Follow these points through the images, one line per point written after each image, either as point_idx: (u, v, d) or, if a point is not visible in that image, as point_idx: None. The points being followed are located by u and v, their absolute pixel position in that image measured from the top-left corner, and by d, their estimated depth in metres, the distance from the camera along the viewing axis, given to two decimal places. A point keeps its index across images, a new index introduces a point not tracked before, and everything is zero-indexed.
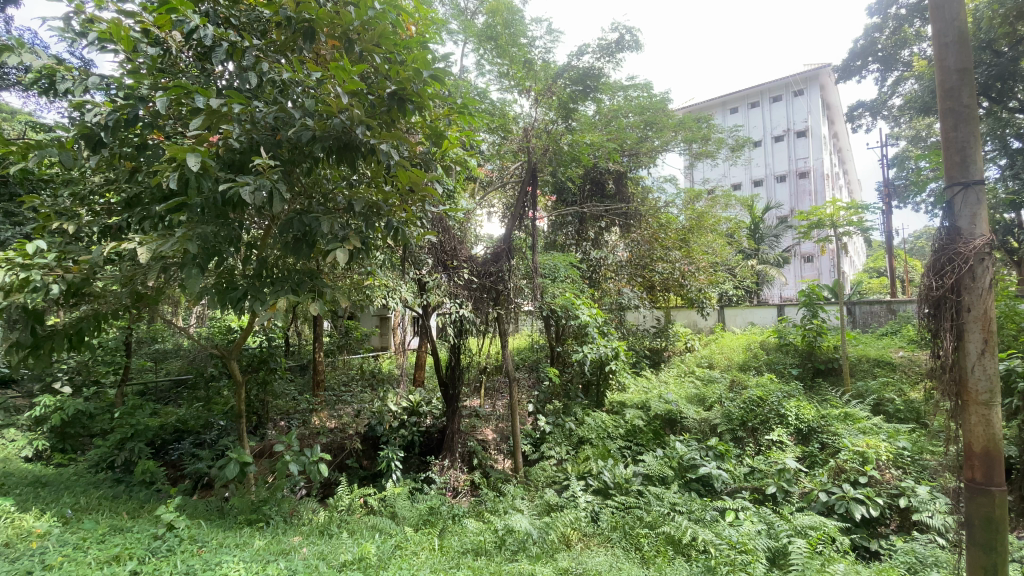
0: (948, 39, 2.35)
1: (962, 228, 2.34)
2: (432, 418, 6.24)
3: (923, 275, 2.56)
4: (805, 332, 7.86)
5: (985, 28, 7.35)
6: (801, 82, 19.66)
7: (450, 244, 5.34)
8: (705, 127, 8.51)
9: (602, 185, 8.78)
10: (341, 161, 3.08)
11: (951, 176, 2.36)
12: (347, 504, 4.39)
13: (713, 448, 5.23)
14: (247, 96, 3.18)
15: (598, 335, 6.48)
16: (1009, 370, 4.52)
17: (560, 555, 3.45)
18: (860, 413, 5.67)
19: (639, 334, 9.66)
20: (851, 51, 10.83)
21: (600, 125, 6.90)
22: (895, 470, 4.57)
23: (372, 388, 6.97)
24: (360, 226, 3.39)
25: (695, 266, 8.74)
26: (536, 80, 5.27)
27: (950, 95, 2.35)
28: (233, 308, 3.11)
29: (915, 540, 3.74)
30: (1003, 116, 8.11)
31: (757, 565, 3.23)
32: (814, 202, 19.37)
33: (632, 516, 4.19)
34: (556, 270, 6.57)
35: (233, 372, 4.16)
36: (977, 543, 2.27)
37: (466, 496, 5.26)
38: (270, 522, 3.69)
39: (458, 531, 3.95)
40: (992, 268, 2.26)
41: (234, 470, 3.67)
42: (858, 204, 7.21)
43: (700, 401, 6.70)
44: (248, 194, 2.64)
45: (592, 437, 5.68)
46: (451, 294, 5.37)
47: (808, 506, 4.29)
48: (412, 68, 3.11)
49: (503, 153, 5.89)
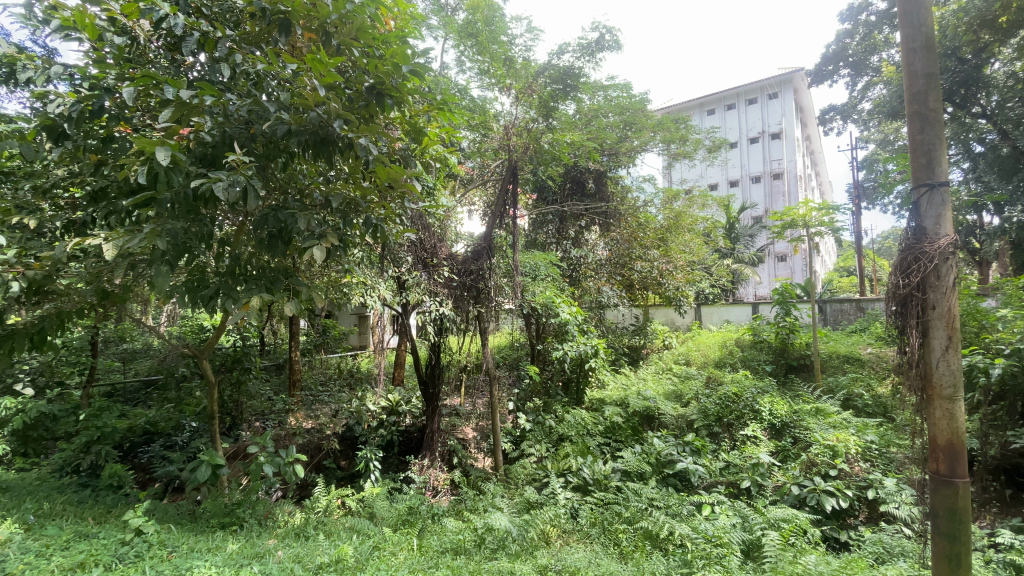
0: (916, 45, 2.41)
1: (927, 228, 2.42)
2: (412, 418, 6.17)
3: (890, 275, 2.64)
4: (779, 329, 8.04)
5: (951, 36, 7.70)
6: (775, 85, 20.13)
7: (430, 242, 5.26)
8: (682, 128, 8.68)
9: (582, 184, 8.89)
10: (318, 156, 3.02)
11: (918, 178, 2.42)
12: (324, 506, 4.33)
13: (690, 444, 5.31)
14: (219, 88, 3.10)
15: (579, 333, 6.56)
16: (971, 366, 4.79)
17: (540, 553, 3.46)
18: (831, 408, 5.82)
19: (618, 332, 9.76)
20: (823, 56, 11.29)
21: (580, 125, 6.83)
22: (863, 463, 4.71)
23: (350, 387, 6.92)
24: (337, 223, 3.33)
25: (672, 265, 8.86)
26: (517, 77, 5.29)
27: (916, 99, 2.42)
28: (204, 306, 3.03)
29: (883, 530, 3.87)
30: (966, 122, 8.58)
31: (732, 558, 3.28)
32: (787, 203, 19.83)
33: (610, 512, 4.24)
34: (536, 269, 6.58)
35: (205, 372, 4.01)
36: (942, 534, 2.34)
37: (446, 496, 5.25)
38: (244, 525, 3.62)
39: (437, 530, 3.92)
40: (955, 267, 2.34)
41: (206, 473, 3.56)
42: (829, 205, 7.32)
43: (677, 397, 6.79)
44: (221, 190, 2.56)
45: (571, 434, 5.74)
46: (431, 292, 5.34)
47: (781, 499, 4.39)
48: (391, 62, 3.07)
49: (483, 151, 5.82)
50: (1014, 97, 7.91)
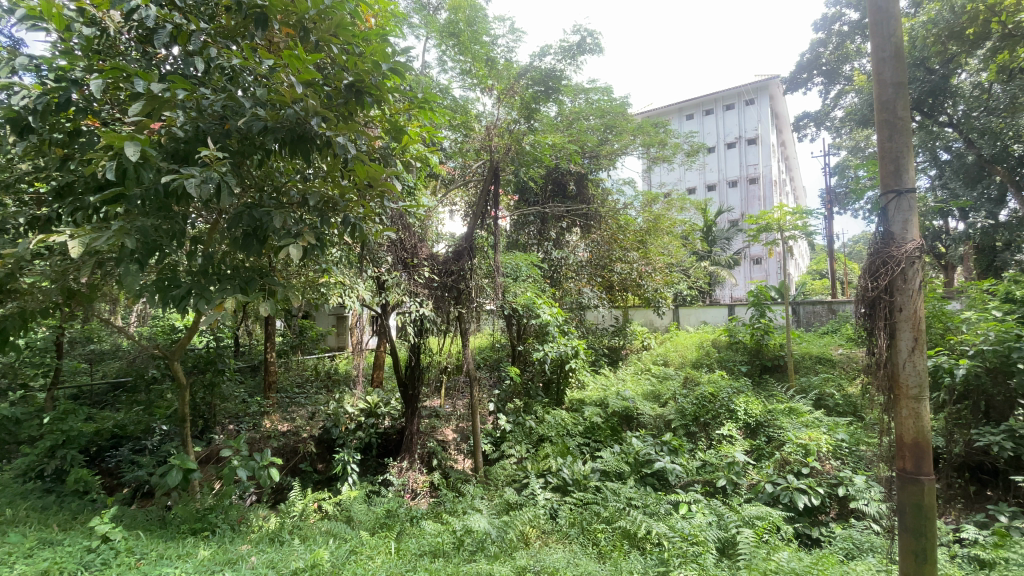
0: (886, 54, 2.47)
1: (895, 233, 2.48)
2: (391, 419, 6.08)
3: (859, 278, 2.71)
4: (753, 330, 8.19)
5: (920, 47, 7.97)
6: (752, 91, 20.57)
7: (410, 242, 5.26)
8: (662, 132, 8.83)
9: (563, 185, 8.91)
10: (295, 154, 2.96)
11: (886, 184, 2.48)
12: (300, 510, 4.25)
13: (667, 444, 5.37)
14: (193, 82, 3.02)
15: (559, 334, 6.58)
16: (937, 366, 4.98)
17: (519, 554, 3.45)
18: (803, 407, 5.96)
19: (598, 333, 9.82)
20: (798, 64, 11.61)
21: (561, 127, 6.91)
22: (835, 460, 4.83)
23: (328, 389, 6.86)
24: (314, 222, 3.27)
25: (651, 266, 8.97)
26: (499, 78, 5.28)
27: (886, 107, 2.48)
28: (175, 307, 2.93)
29: (853, 527, 3.98)
30: (934, 130, 8.93)
31: (708, 556, 3.32)
32: (762, 207, 20.30)
33: (589, 512, 4.26)
34: (517, 270, 6.58)
35: (176, 374, 3.90)
36: (909, 530, 2.40)
37: (425, 498, 5.23)
38: (216, 531, 3.52)
39: (416, 532, 3.89)
40: (921, 270, 2.41)
41: (176, 478, 3.45)
42: (802, 209, 7.52)
43: (655, 397, 6.88)
44: (193, 187, 2.49)
45: (551, 435, 5.76)
46: (411, 293, 5.28)
47: (755, 497, 4.48)
48: (371, 60, 3.01)
49: (464, 152, 5.80)
50: (979, 106, 8.32)
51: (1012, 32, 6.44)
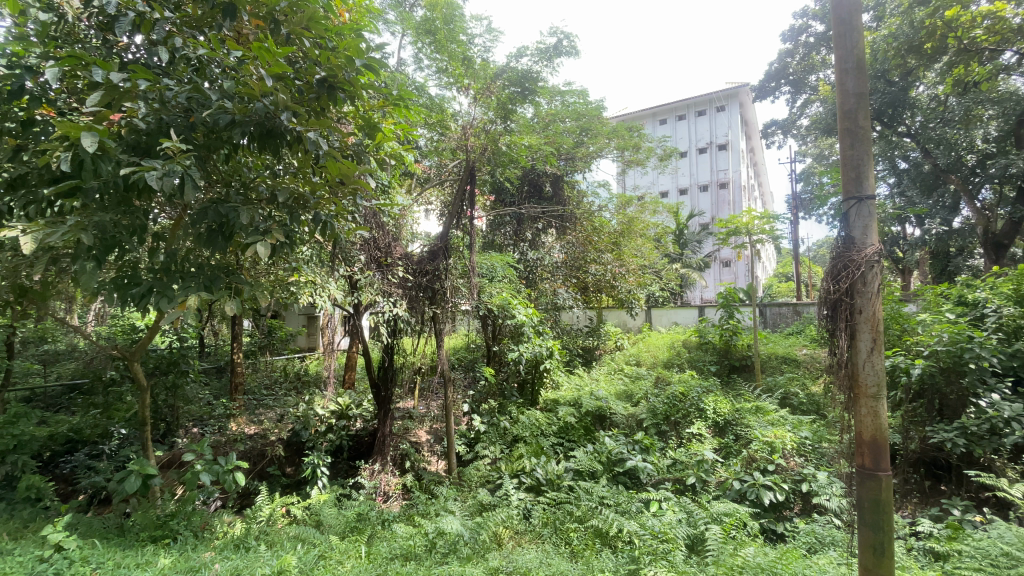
0: (848, 66, 2.54)
1: (855, 238, 2.57)
2: (363, 421, 5.98)
3: (822, 281, 2.80)
4: (722, 331, 8.39)
5: (882, 59, 8.31)
6: (723, 98, 21.08)
7: (384, 240, 5.16)
8: (635, 136, 9.04)
9: (539, 186, 8.95)
10: (265, 149, 2.88)
11: (847, 191, 2.56)
12: (267, 515, 4.15)
13: (639, 443, 5.44)
14: (156, 73, 2.92)
15: (534, 334, 6.60)
16: (894, 366, 5.19)
17: (491, 555, 3.44)
18: (769, 406, 6.12)
19: (573, 333, 9.87)
20: (766, 72, 11.98)
21: (538, 129, 6.99)
22: (798, 457, 4.98)
23: (298, 391, 6.70)
24: (283, 218, 3.19)
25: (625, 268, 9.11)
26: (475, 78, 5.24)
27: (848, 117, 2.55)
28: (134, 305, 2.81)
29: (815, 521, 4.12)
30: (893, 140, 9.35)
31: (677, 553, 3.37)
32: (732, 211, 20.86)
33: (562, 511, 4.29)
34: (493, 270, 6.58)
35: (136, 376, 3.74)
36: (867, 524, 2.48)
37: (397, 501, 5.17)
38: (178, 539, 3.39)
39: (387, 536, 3.83)
40: (880, 274, 2.50)
41: (135, 484, 3.30)
42: (770, 214, 7.74)
43: (627, 396, 6.97)
44: (155, 180, 2.40)
45: (526, 435, 5.76)
46: (385, 292, 5.19)
47: (723, 494, 4.59)
48: (344, 55, 2.95)
49: (440, 151, 5.74)
50: (935, 118, 8.76)
51: (968, 47, 6.94)
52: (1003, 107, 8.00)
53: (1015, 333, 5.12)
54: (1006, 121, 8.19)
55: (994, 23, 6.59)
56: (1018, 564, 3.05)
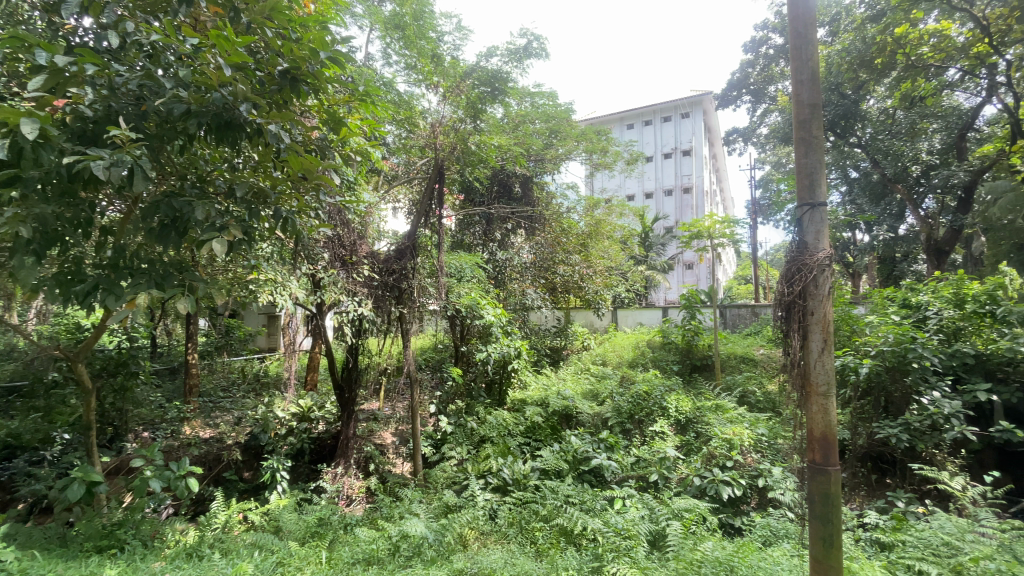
0: (803, 77, 2.64)
1: (808, 243, 2.67)
2: (326, 424, 5.83)
3: (778, 283, 2.90)
4: (685, 332, 8.61)
5: (835, 72, 8.73)
6: (688, 105, 21.66)
7: (349, 238, 5.00)
8: (604, 139, 9.19)
9: (508, 187, 8.97)
10: (222, 142, 2.76)
11: (802, 198, 2.65)
12: (222, 522, 4.00)
13: (604, 441, 5.52)
14: (106, 58, 2.76)
15: (502, 334, 6.62)
16: (844, 365, 5.44)
17: (456, 557, 3.42)
18: (729, 404, 6.31)
19: (541, 333, 9.88)
20: (729, 82, 12.38)
21: (508, 129, 7.03)
22: (755, 453, 5.15)
23: (257, 393, 6.47)
24: (241, 214, 3.07)
25: (592, 270, 9.28)
26: (445, 76, 5.17)
27: (803, 126, 2.65)
28: (78, 304, 2.66)
29: (771, 515, 4.27)
30: (845, 150, 9.81)
31: (639, 549, 3.44)
32: (694, 215, 21.46)
33: (528, 510, 4.31)
34: (461, 270, 6.57)
35: (81, 378, 3.54)
36: (818, 517, 2.56)
37: (360, 504, 5.08)
38: (125, 549, 3.22)
39: (349, 540, 3.74)
40: (831, 277, 2.61)
41: (78, 492, 3.11)
42: (731, 218, 7.98)
43: (593, 395, 7.06)
44: (101, 171, 2.26)
45: (493, 436, 5.75)
46: (349, 291, 5.07)
47: (684, 490, 4.71)
48: (308, 47, 2.86)
49: (408, 148, 5.65)
50: (883, 130, 9.28)
51: (915, 63, 7.34)
52: (946, 121, 8.85)
53: (953, 334, 5.57)
54: (948, 135, 8.94)
55: (939, 42, 7.14)
56: (956, 553, 3.28)
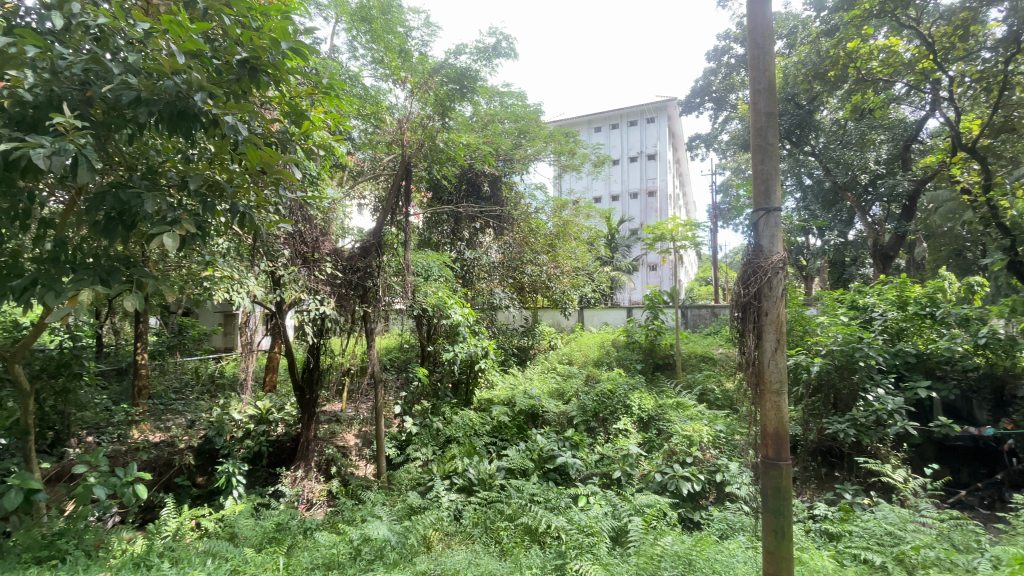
0: (761, 87, 2.73)
1: (763, 246, 2.78)
2: (285, 426, 5.68)
3: (734, 285, 3.00)
4: (648, 331, 8.82)
5: (792, 83, 9.11)
6: (653, 110, 22.22)
7: (311, 235, 4.87)
8: (571, 141, 9.28)
9: (477, 186, 8.94)
10: (175, 132, 2.63)
11: (758, 203, 2.75)
12: (173, 530, 3.83)
13: (569, 439, 5.59)
14: (48, 40, 2.60)
15: (469, 334, 6.60)
16: (797, 364, 5.67)
17: (420, 559, 3.39)
18: (689, 402, 6.48)
19: (508, 332, 9.88)
20: (692, 88, 12.73)
21: (476, 128, 7.04)
22: (713, 449, 5.31)
23: (211, 394, 6.22)
24: (195, 207, 2.94)
25: (559, 270, 9.36)
26: (413, 72, 5.12)
27: (759, 133, 2.74)
28: (15, 301, 2.49)
29: (728, 508, 4.42)
30: (800, 158, 10.26)
31: (601, 545, 3.49)
32: (658, 218, 21.98)
33: (493, 510, 4.31)
34: (428, 268, 6.51)
35: (17, 379, 3.32)
36: (770, 510, 2.66)
37: (321, 508, 4.97)
38: (67, 559, 3.03)
39: (308, 545, 3.64)
40: (784, 280, 2.72)
41: (14, 500, 2.89)
42: (692, 221, 8.21)
43: (559, 394, 7.12)
44: (41, 160, 2.12)
45: (458, 436, 5.72)
46: (311, 289, 4.96)
47: (646, 486, 4.81)
48: (268, 36, 2.74)
49: (374, 143, 5.53)
50: (835, 140, 9.75)
51: (865, 77, 7.75)
52: (893, 132, 9.43)
53: (897, 334, 5.86)
54: (894, 146, 9.54)
55: (888, 57, 7.47)
56: (899, 542, 3.50)
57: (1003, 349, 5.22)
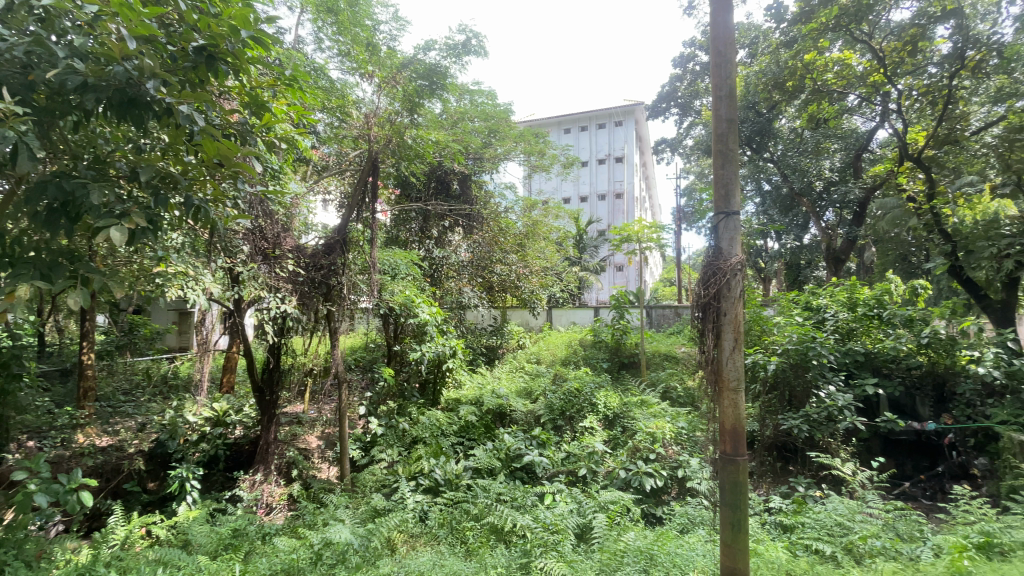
0: (723, 94, 2.80)
1: (723, 248, 2.85)
2: (243, 429, 5.56)
3: (695, 285, 3.08)
4: (614, 330, 8.97)
5: (753, 92, 9.42)
6: (621, 114, 22.64)
7: (272, 231, 4.75)
8: (541, 142, 9.35)
9: (446, 184, 8.89)
10: (125, 120, 2.49)
11: (718, 207, 2.82)
12: (121, 538, 3.64)
13: (536, 438, 5.63)
14: None
15: (437, 334, 6.55)
16: (755, 362, 5.89)
17: (384, 562, 3.34)
18: (653, 399, 6.63)
19: (477, 332, 9.84)
20: (659, 93, 13.02)
21: (446, 125, 7.02)
22: (675, 446, 5.44)
23: (164, 397, 5.94)
24: (146, 200, 2.80)
25: (529, 269, 9.37)
26: (381, 66, 5.03)
27: (721, 139, 2.81)
28: None
29: (688, 503, 4.54)
30: (759, 164, 10.65)
31: (566, 543, 3.52)
32: (626, 219, 22.37)
33: (459, 510, 4.29)
34: (396, 266, 6.43)
35: None
36: (727, 504, 2.74)
37: (281, 512, 4.85)
38: (4, 571, 2.85)
39: (267, 551, 3.54)
40: (742, 281, 2.81)
41: None
42: (657, 224, 8.41)
43: (527, 393, 7.15)
44: None
45: (425, 436, 5.66)
46: (271, 287, 4.78)
47: (610, 483, 4.89)
48: (227, 23, 2.63)
49: (340, 138, 5.42)
50: (793, 148, 10.16)
51: (821, 88, 8.11)
52: (845, 142, 9.89)
53: (847, 334, 6.16)
54: (847, 155, 10.02)
55: (841, 69, 7.90)
56: (847, 532, 3.68)
57: (944, 348, 5.66)
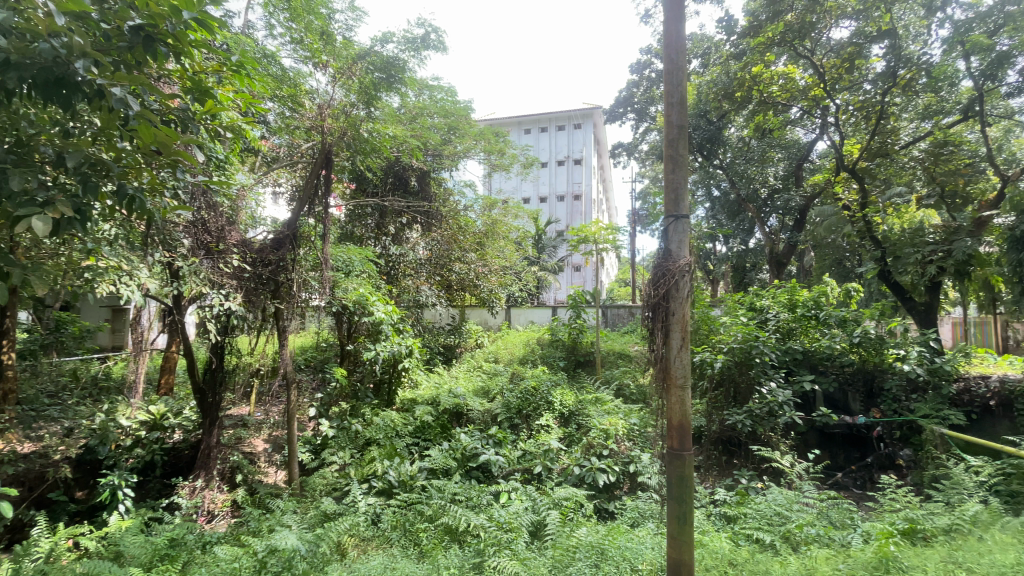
0: (674, 100, 2.88)
1: (672, 250, 2.95)
2: (183, 433, 5.29)
3: (645, 286, 3.16)
4: (571, 329, 9.10)
5: (704, 101, 9.79)
6: (581, 116, 23.03)
7: (216, 223, 4.47)
8: (501, 141, 9.37)
9: (404, 180, 8.75)
10: (50, 100, 2.30)
11: (668, 210, 2.91)
12: (46, 551, 3.36)
13: (493, 437, 5.63)
14: None
15: (392, 333, 6.42)
16: (703, 361, 6.13)
17: (333, 568, 3.25)
18: (606, 397, 6.76)
19: (434, 331, 9.73)
20: (616, 98, 13.33)
21: (404, 120, 6.92)
22: (627, 441, 5.58)
23: (95, 399, 5.53)
24: (73, 188, 2.60)
25: (488, 268, 9.31)
26: (335, 57, 4.84)
27: (672, 145, 2.88)
28: None
29: (640, 497, 4.66)
30: (710, 170, 11.09)
31: (519, 540, 3.55)
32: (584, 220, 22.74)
33: (413, 512, 4.26)
34: (350, 263, 6.26)
35: None
36: (674, 498, 2.84)
37: (224, 519, 4.67)
38: None
39: (207, 562, 3.37)
40: (689, 282, 2.92)
41: None
42: (613, 226, 8.62)
43: (484, 392, 7.15)
44: None
45: (379, 437, 5.55)
46: (214, 283, 4.51)
47: (564, 480, 4.96)
48: (168, 2, 2.46)
49: (291, 128, 5.22)
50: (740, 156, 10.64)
51: (766, 99, 8.43)
52: (789, 152, 10.39)
53: (788, 333, 6.46)
54: (790, 164, 10.56)
55: (785, 83, 8.26)
56: (785, 521, 3.90)
57: (873, 347, 5.97)
